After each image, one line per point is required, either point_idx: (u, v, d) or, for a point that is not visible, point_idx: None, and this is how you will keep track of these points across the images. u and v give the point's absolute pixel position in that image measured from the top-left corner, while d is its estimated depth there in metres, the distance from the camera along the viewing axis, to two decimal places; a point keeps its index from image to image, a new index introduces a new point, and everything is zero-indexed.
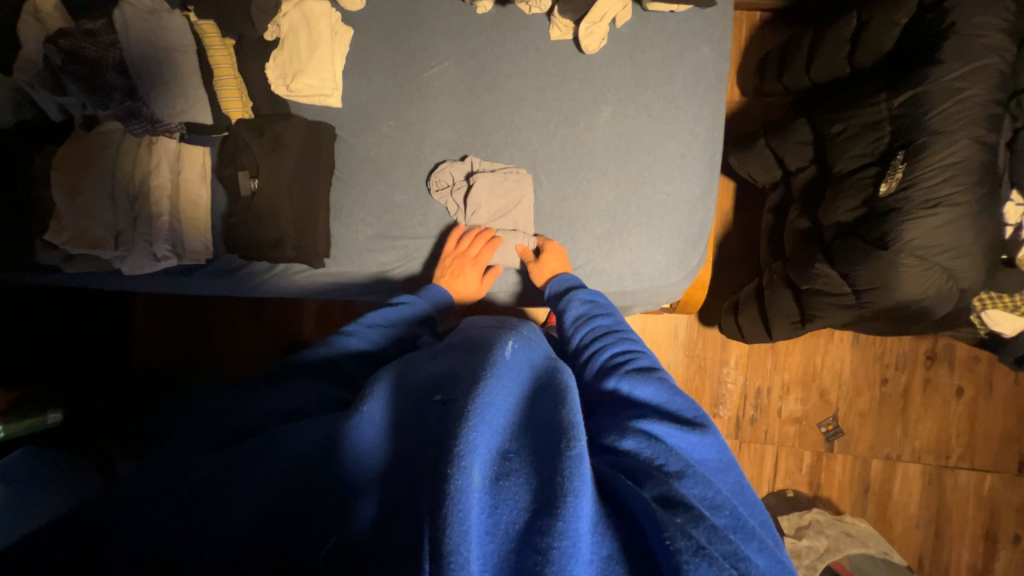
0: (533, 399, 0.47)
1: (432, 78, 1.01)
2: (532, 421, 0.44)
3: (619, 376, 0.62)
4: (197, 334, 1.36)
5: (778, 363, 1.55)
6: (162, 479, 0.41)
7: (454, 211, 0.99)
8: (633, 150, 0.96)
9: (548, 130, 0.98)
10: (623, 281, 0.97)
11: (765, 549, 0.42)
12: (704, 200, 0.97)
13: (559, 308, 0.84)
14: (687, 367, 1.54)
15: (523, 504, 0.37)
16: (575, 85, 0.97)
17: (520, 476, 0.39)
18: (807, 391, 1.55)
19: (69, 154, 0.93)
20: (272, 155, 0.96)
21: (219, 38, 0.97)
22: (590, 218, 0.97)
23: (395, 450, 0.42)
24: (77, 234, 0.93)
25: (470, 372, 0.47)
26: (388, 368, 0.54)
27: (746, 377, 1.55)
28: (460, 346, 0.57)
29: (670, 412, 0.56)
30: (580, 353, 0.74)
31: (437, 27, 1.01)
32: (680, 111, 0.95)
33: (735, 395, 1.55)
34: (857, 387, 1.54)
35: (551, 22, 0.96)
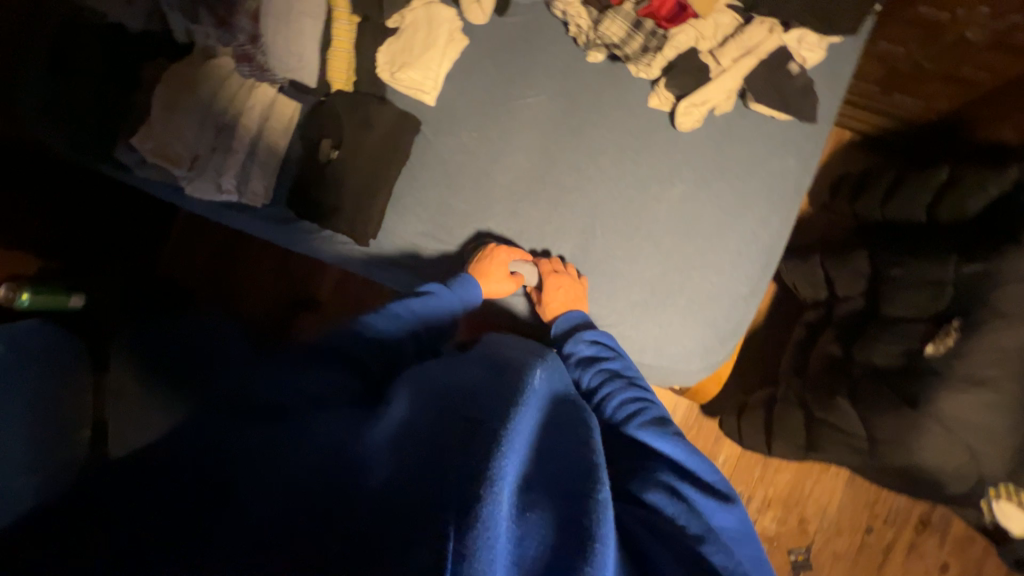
0: (558, 429, 0.49)
1: (525, 106, 1.04)
2: (557, 452, 0.47)
3: (636, 426, 0.70)
4: (223, 264, 1.41)
5: (765, 475, 1.50)
6: (196, 449, 0.46)
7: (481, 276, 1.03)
8: (692, 232, 0.96)
9: (618, 188, 0.99)
10: (644, 353, 0.96)
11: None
12: (747, 302, 0.96)
13: (564, 347, 0.85)
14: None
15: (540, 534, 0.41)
16: (656, 154, 0.98)
17: (541, 508, 0.42)
18: (786, 513, 1.50)
19: (176, 72, 0.98)
20: (356, 131, 1.01)
21: (348, 14, 1.02)
22: (631, 283, 0.97)
23: (413, 461, 0.43)
24: (159, 146, 0.97)
25: (501, 390, 0.48)
26: (410, 377, 0.56)
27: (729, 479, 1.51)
28: (485, 359, 0.58)
29: (688, 472, 0.65)
30: (588, 398, 0.78)
31: (545, 61, 1.05)
32: (750, 211, 0.96)
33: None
34: (839, 526, 1.49)
35: (654, 90, 0.98)
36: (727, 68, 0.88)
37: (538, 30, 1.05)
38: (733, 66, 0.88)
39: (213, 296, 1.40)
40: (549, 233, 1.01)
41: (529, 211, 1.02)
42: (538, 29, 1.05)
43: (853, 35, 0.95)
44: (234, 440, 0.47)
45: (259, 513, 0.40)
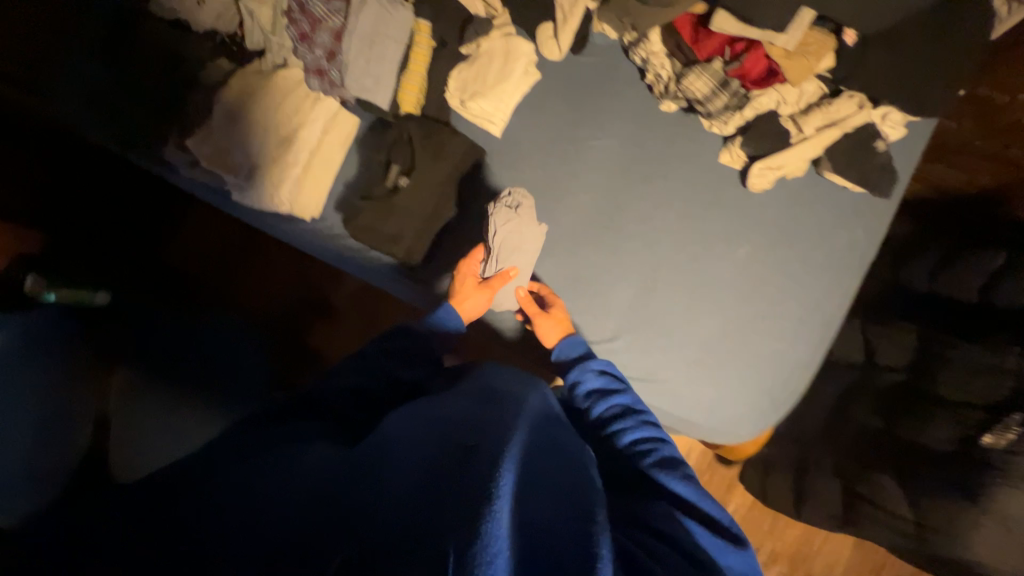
0: (551, 457, 0.52)
1: (594, 148, 1.03)
2: (550, 472, 0.50)
3: (648, 465, 0.74)
4: (236, 259, 1.32)
5: (774, 530, 1.48)
6: (198, 472, 0.50)
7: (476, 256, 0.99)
8: (756, 295, 0.95)
9: (681, 242, 0.98)
10: (696, 414, 0.95)
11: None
12: (803, 370, 0.95)
13: (573, 377, 0.86)
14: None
15: (542, 548, 0.42)
16: (725, 211, 0.97)
17: (544, 526, 0.43)
18: (792, 569, 1.48)
19: (241, 81, 0.96)
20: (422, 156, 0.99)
21: (427, 40, 1.01)
22: (690, 341, 0.95)
23: (413, 477, 0.45)
24: (217, 153, 0.95)
25: (500, 421, 0.51)
26: (401, 414, 0.59)
27: None
28: (477, 390, 0.62)
29: (698, 511, 0.69)
30: (598, 428, 0.81)
31: (617, 105, 1.04)
32: (813, 279, 0.95)
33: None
34: None
35: (726, 146, 0.98)
36: (809, 137, 0.88)
37: (612, 73, 1.05)
38: (814, 136, 0.87)
39: (223, 295, 1.32)
40: (606, 279, 0.99)
41: (588, 256, 1.00)
42: (612, 71, 1.05)
43: (933, 114, 0.94)
44: (231, 470, 0.50)
45: (278, 520, 0.44)
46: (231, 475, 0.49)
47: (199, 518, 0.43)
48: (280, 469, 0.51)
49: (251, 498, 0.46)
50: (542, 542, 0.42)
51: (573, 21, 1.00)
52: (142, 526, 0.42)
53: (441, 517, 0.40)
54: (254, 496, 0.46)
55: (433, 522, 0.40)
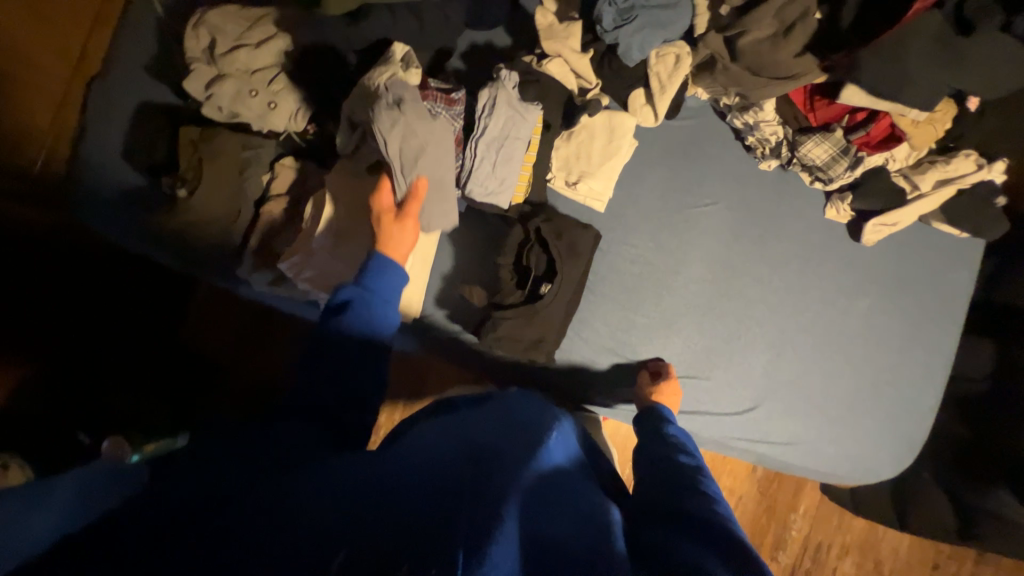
0: (579, 482, 0.54)
1: (702, 215, 1.02)
2: (571, 490, 0.51)
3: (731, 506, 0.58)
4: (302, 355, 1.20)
5: (842, 524, 1.66)
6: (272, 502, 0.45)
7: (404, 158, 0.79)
8: (880, 346, 0.98)
9: (802, 301, 0.99)
10: (839, 467, 0.98)
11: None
12: (929, 409, 0.99)
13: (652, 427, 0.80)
14: (758, 503, 1.64)
15: (524, 524, 0.42)
16: (839, 267, 1.00)
17: (507, 486, 0.45)
18: (863, 557, 1.66)
19: (333, 188, 0.85)
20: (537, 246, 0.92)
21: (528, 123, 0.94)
22: (825, 398, 0.98)
23: (414, 485, 0.46)
24: (320, 274, 0.85)
25: (531, 454, 0.52)
26: (419, 429, 0.62)
27: (810, 528, 1.65)
28: (496, 414, 0.62)
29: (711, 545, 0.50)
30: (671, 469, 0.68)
31: (718, 168, 1.03)
32: (929, 324, 0.99)
33: (796, 542, 1.65)
34: (909, 564, 1.65)
35: (831, 201, 0.99)
36: (926, 193, 0.91)
37: (709, 136, 1.03)
38: (931, 192, 0.90)
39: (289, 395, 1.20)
40: (733, 348, 0.99)
41: (713, 326, 0.99)
42: (708, 133, 1.03)
43: None
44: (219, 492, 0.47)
45: (270, 505, 0.44)
46: (235, 471, 0.50)
47: (230, 515, 0.43)
48: (273, 474, 0.50)
49: (261, 498, 0.45)
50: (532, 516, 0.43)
51: (671, 91, 0.96)
52: (203, 522, 0.42)
53: (464, 508, 0.42)
54: (270, 497, 0.45)
55: (444, 506, 0.42)
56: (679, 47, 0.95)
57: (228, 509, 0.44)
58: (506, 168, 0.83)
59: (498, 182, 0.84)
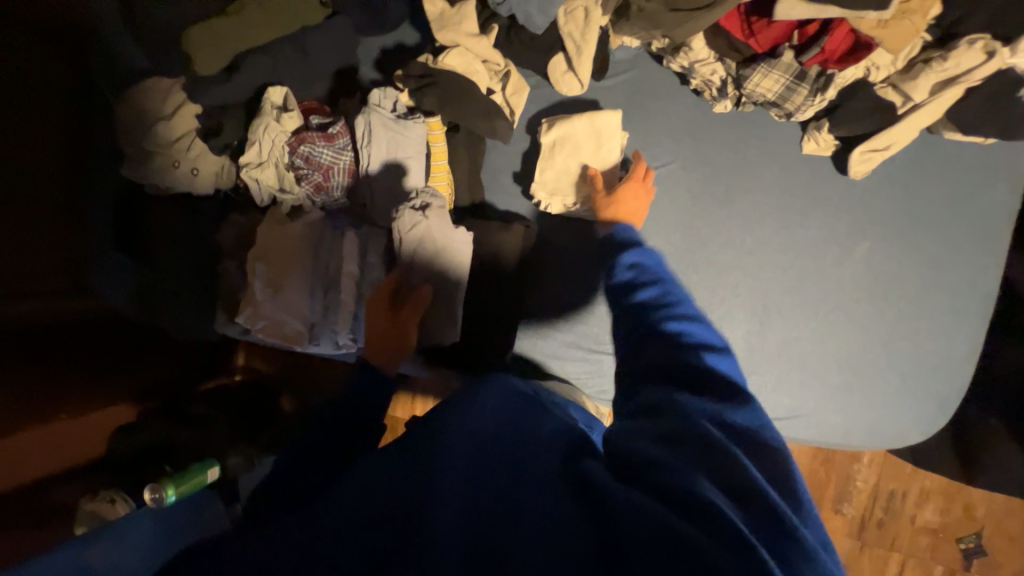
0: (489, 431, 0.47)
1: (653, 180, 0.90)
2: (486, 440, 0.46)
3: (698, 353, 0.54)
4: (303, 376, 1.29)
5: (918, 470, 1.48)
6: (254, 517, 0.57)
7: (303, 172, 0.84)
8: (889, 298, 0.83)
9: (785, 259, 0.86)
10: (853, 438, 0.86)
11: (667, 431, 0.46)
12: (968, 361, 0.83)
13: (616, 288, 0.67)
14: (812, 457, 1.51)
15: (453, 525, 0.39)
16: (827, 210, 0.84)
17: (419, 528, 0.39)
18: (948, 503, 1.49)
19: (265, 240, 0.87)
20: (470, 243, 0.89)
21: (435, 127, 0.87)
22: (826, 365, 0.85)
23: (348, 503, 0.44)
24: (273, 323, 0.88)
25: (465, 412, 0.49)
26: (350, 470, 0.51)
27: (878, 478, 1.50)
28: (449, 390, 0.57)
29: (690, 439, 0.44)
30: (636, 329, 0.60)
31: (665, 123, 0.89)
32: (956, 260, 0.81)
33: (863, 493, 1.51)
34: (1009, 508, 1.48)
35: (807, 134, 0.83)
36: (922, 103, 0.72)
37: (648, 89, 0.90)
38: (930, 99, 0.72)
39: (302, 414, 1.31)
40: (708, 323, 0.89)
41: None
42: (647, 86, 0.90)
43: None
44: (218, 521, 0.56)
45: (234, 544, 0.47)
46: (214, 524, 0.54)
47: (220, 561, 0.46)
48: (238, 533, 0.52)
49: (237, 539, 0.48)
50: (464, 512, 0.40)
51: (589, 50, 0.84)
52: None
53: (382, 533, 0.41)
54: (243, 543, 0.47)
55: (364, 534, 0.41)
56: None
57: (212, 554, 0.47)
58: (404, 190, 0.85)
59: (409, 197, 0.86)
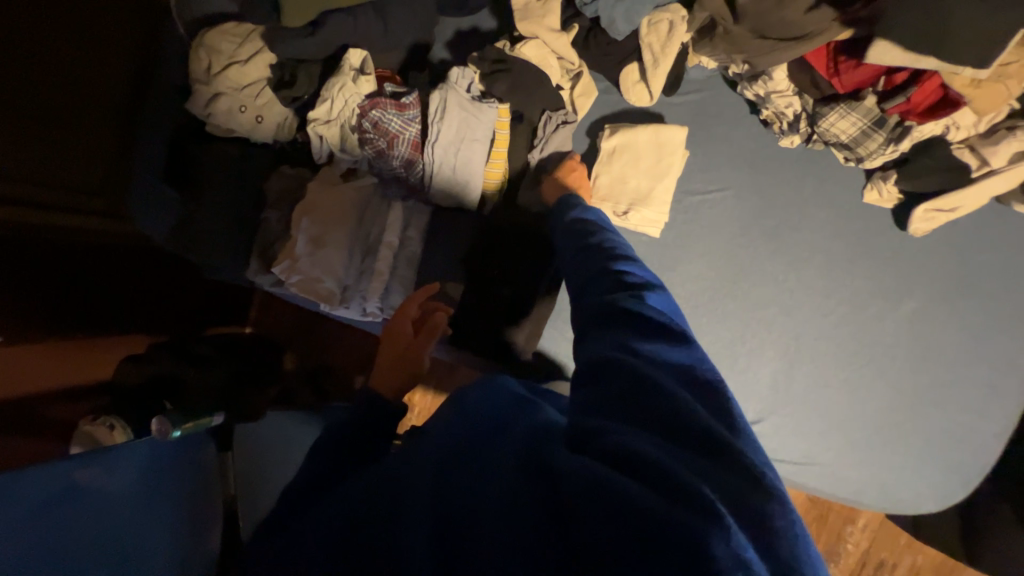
0: (461, 430, 0.51)
1: (705, 204, 0.90)
2: (473, 427, 0.51)
3: (629, 296, 0.53)
4: (315, 338, 1.30)
5: (912, 543, 1.45)
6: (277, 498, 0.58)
7: (369, 135, 0.83)
8: (927, 361, 0.82)
9: (825, 304, 0.85)
10: (866, 496, 0.84)
11: (593, 387, 0.47)
12: (997, 438, 0.81)
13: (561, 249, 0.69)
14: (805, 511, 1.48)
15: (438, 501, 0.44)
16: (878, 262, 0.83)
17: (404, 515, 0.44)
18: None
19: (315, 197, 0.87)
20: (525, 251, 0.87)
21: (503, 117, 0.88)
22: (850, 418, 0.84)
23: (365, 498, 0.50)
24: (307, 279, 0.88)
25: (452, 415, 0.54)
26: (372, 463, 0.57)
27: (870, 544, 1.46)
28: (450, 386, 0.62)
29: (633, 389, 0.44)
30: (580, 290, 0.60)
31: (727, 148, 0.89)
32: (1002, 334, 0.80)
33: (851, 557, 1.47)
34: None
35: (871, 182, 0.82)
36: (998, 170, 0.72)
37: (716, 112, 0.89)
38: (1008, 167, 0.71)
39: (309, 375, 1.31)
40: (736, 355, 0.88)
41: (716, 329, 0.89)
42: (715, 109, 0.89)
43: None
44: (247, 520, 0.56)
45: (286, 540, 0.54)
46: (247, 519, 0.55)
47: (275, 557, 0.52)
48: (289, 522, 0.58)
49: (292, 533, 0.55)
50: (446, 485, 0.44)
51: (665, 64, 0.85)
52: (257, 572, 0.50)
53: (378, 530, 0.45)
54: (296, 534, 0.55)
55: (376, 527, 0.46)
56: (673, 11, 0.83)
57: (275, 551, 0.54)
58: (460, 172, 0.84)
59: (468, 180, 0.86)
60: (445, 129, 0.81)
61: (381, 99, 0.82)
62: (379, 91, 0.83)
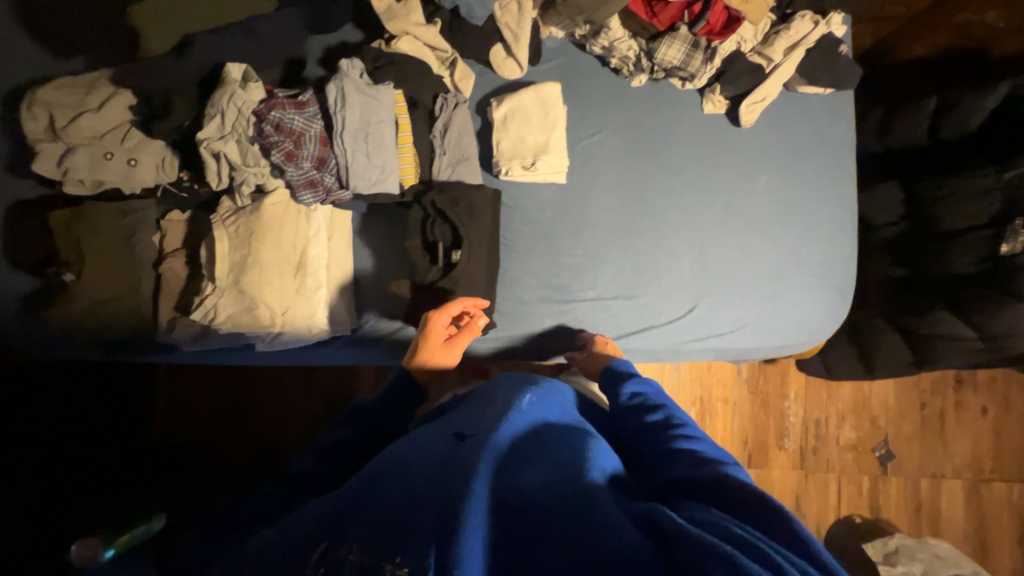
0: (529, 439, 0.53)
1: (591, 146, 1.04)
2: (557, 451, 0.53)
3: (683, 437, 0.66)
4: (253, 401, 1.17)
5: (832, 395, 1.74)
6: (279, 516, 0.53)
7: (272, 138, 0.81)
8: (790, 215, 1.03)
9: (707, 197, 1.03)
10: (786, 336, 1.02)
11: (680, 496, 0.56)
12: (851, 259, 1.04)
13: (609, 386, 0.83)
14: (752, 402, 1.70)
15: (521, 526, 0.44)
16: (730, 155, 1.04)
17: (481, 504, 0.43)
18: (859, 419, 1.75)
19: (227, 227, 0.85)
20: (467, 226, 0.90)
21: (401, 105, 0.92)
22: (756, 278, 1.02)
23: (424, 487, 0.46)
24: (238, 311, 0.85)
25: (506, 410, 0.56)
26: (403, 449, 0.56)
27: (805, 410, 1.73)
28: (493, 391, 0.63)
29: (713, 498, 0.54)
30: (644, 421, 0.72)
31: (593, 97, 1.05)
32: (827, 181, 1.04)
33: (797, 426, 1.73)
34: (901, 412, 1.76)
35: (705, 96, 1.03)
36: (780, 62, 0.96)
37: (576, 69, 1.05)
38: (785, 59, 0.96)
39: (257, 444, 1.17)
40: (657, 260, 1.02)
41: (635, 246, 1.02)
42: (574, 68, 1.05)
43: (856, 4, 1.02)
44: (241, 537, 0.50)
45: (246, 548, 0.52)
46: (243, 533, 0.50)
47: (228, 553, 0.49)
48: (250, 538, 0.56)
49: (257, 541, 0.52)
50: (524, 499, 0.46)
51: (524, 38, 0.99)
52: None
53: (446, 517, 0.42)
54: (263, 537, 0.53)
55: (435, 524, 0.42)
56: None
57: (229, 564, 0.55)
58: (369, 164, 0.86)
59: (387, 164, 0.87)
60: (352, 116, 0.83)
61: (279, 101, 0.82)
62: (273, 95, 0.83)
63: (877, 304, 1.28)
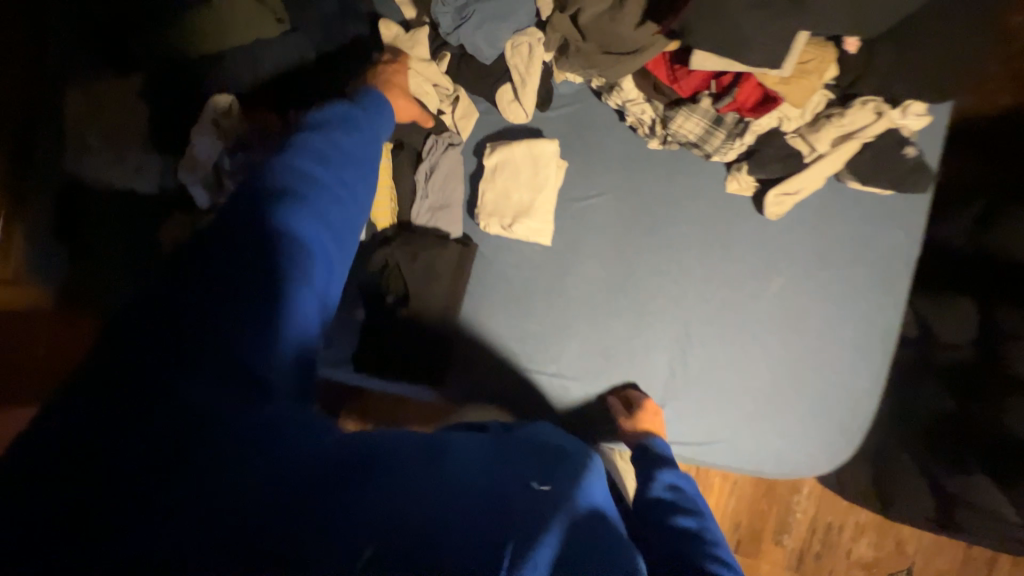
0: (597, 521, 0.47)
1: (588, 209, 0.95)
2: (616, 550, 0.45)
3: (717, 562, 0.63)
4: None
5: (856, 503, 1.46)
6: None
7: (235, 176, 0.84)
8: (800, 331, 0.88)
9: (707, 289, 0.91)
10: (765, 465, 0.89)
11: None
12: (871, 396, 0.87)
13: (643, 480, 0.77)
14: (755, 486, 1.47)
15: None
16: (746, 247, 0.89)
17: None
18: (882, 538, 1.49)
19: None
20: (426, 278, 0.90)
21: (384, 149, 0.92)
22: (741, 395, 0.89)
23: (460, 526, 0.40)
24: None
25: (564, 473, 0.51)
26: (452, 440, 0.51)
27: (817, 509, 1.46)
28: (531, 439, 0.58)
29: None
30: (673, 535, 0.66)
31: (602, 153, 0.94)
32: (861, 299, 0.87)
33: (803, 524, 1.47)
34: (937, 545, 1.48)
35: (732, 174, 0.88)
36: (826, 153, 0.79)
37: (588, 121, 0.95)
38: (832, 151, 0.78)
39: None
40: (632, 345, 0.92)
41: (612, 327, 0.93)
42: (587, 119, 0.95)
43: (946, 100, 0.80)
44: None
45: (203, 465, 0.41)
46: None
47: (173, 494, 0.39)
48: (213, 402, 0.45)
49: (205, 457, 0.41)
50: None
51: (532, 81, 0.90)
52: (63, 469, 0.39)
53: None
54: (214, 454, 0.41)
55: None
56: (530, 34, 0.87)
57: (178, 308, 0.48)
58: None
59: None
60: None
61: (248, 140, 0.85)
62: (246, 132, 0.85)
63: (912, 436, 1.06)
